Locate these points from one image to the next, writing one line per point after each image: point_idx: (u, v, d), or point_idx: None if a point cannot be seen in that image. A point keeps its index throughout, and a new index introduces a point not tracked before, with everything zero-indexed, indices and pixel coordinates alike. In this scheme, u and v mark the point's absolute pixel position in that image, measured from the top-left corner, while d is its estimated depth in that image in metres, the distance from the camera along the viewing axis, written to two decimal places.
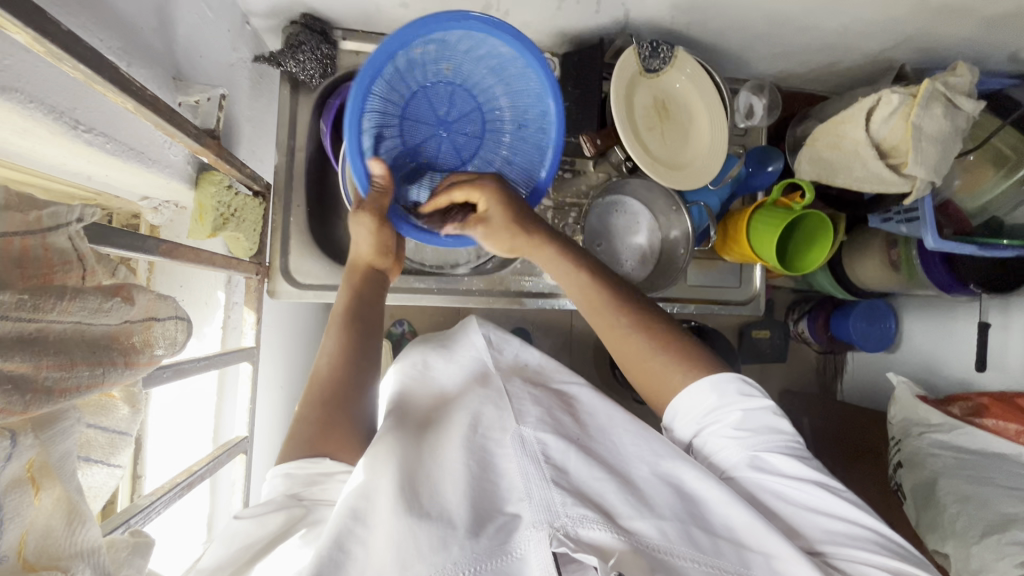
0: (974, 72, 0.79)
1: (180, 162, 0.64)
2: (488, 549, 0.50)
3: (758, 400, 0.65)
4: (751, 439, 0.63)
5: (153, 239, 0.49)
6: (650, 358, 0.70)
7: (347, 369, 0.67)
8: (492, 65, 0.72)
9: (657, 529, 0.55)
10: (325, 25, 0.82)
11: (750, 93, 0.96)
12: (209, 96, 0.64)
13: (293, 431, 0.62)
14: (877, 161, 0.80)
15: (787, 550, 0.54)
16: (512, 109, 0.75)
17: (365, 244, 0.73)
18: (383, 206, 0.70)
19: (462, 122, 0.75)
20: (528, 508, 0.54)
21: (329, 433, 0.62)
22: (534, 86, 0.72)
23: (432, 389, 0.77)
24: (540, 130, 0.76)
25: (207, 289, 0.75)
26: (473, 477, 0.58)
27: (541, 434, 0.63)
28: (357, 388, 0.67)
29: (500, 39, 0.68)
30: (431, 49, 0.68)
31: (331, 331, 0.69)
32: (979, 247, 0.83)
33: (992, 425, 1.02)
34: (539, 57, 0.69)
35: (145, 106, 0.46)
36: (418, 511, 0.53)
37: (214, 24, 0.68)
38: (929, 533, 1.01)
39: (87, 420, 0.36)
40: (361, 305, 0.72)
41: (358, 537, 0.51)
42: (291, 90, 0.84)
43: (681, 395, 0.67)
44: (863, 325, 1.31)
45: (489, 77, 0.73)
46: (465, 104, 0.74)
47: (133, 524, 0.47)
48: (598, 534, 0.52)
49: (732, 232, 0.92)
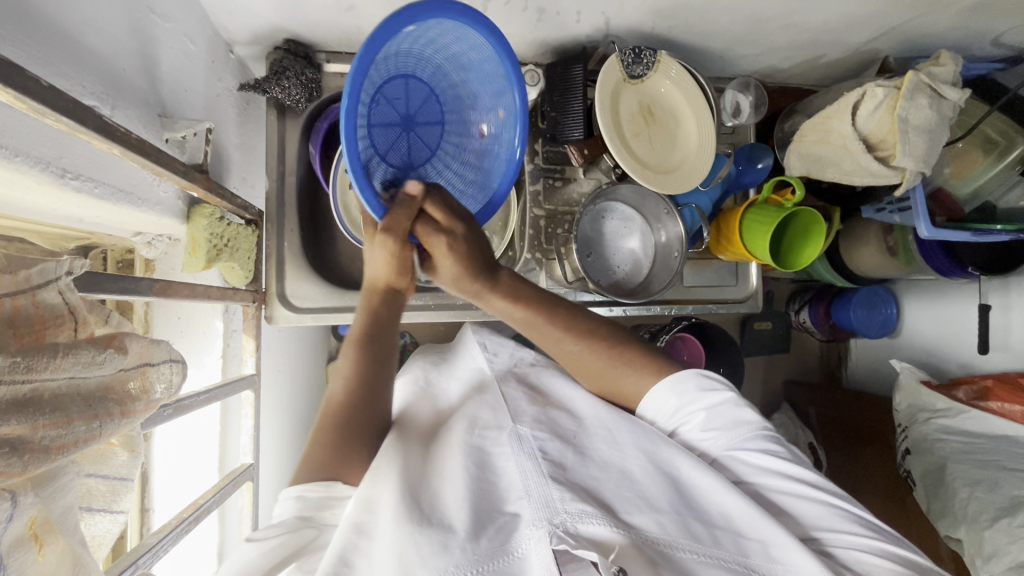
0: (956, 61, 0.79)
1: (170, 199, 0.64)
2: (489, 550, 0.50)
3: (719, 396, 0.65)
4: (721, 437, 0.63)
5: (146, 279, 0.49)
6: (603, 368, 0.72)
7: (366, 395, 0.67)
8: (459, 59, 0.69)
9: (655, 522, 0.55)
10: (308, 49, 0.82)
11: (735, 91, 0.96)
12: (195, 131, 0.64)
13: (304, 461, 0.63)
14: (866, 154, 0.80)
15: (784, 538, 0.54)
16: (480, 95, 0.73)
17: (382, 266, 0.69)
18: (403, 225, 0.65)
19: (424, 117, 0.70)
20: (527, 507, 0.54)
21: (342, 458, 0.63)
22: (491, 61, 0.70)
23: (433, 404, 0.78)
24: (502, 91, 0.72)
25: (204, 319, 0.76)
26: (471, 477, 0.59)
27: (539, 434, 0.65)
28: (377, 408, 0.68)
29: (466, 23, 0.65)
30: (403, 37, 0.62)
31: (346, 352, 0.69)
32: (972, 234, 0.83)
33: (997, 408, 1.02)
34: (494, 29, 0.66)
35: (131, 149, 0.46)
36: (419, 517, 0.53)
37: (197, 56, 0.69)
38: (940, 520, 1.01)
39: (87, 470, 0.37)
40: (378, 325, 0.70)
41: (362, 550, 0.52)
42: (277, 115, 0.85)
43: (646, 397, 0.69)
44: (865, 312, 1.32)
45: (444, 63, 0.69)
46: (424, 97, 0.70)
47: (142, 565, 0.48)
48: (598, 529, 0.52)
49: (727, 231, 0.92)
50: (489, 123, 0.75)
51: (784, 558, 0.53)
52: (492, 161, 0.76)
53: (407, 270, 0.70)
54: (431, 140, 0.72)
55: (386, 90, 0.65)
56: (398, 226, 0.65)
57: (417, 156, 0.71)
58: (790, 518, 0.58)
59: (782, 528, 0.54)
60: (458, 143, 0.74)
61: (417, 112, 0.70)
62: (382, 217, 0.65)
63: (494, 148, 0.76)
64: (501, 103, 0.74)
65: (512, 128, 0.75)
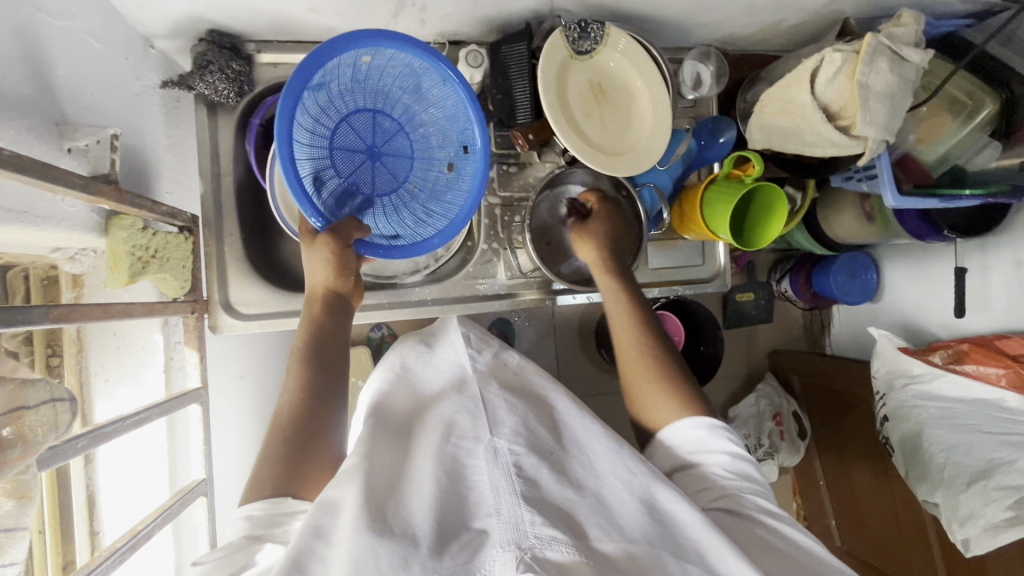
0: (918, 20, 0.74)
1: (81, 212, 0.60)
2: (452, 567, 0.48)
3: (742, 449, 0.70)
4: (738, 481, 0.67)
5: (41, 306, 0.46)
6: (647, 381, 0.76)
7: (314, 406, 0.66)
8: (423, 96, 0.75)
9: (623, 549, 0.54)
10: (234, 39, 0.77)
11: (695, 62, 0.91)
12: (99, 138, 0.59)
13: (255, 473, 0.62)
14: (826, 125, 0.76)
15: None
16: (443, 127, 0.76)
17: (320, 271, 0.70)
18: (341, 233, 0.69)
19: (390, 148, 0.76)
20: (495, 525, 0.52)
21: (293, 474, 0.61)
22: (451, 95, 0.74)
23: (412, 394, 0.77)
24: (464, 129, 0.75)
25: (142, 334, 0.73)
26: (440, 488, 0.57)
27: (515, 447, 0.62)
28: (326, 428, 0.66)
29: (417, 55, 0.69)
30: (355, 66, 0.69)
31: (291, 366, 0.68)
32: (940, 200, 0.80)
33: (973, 371, 0.98)
34: (435, 52, 0.69)
35: (3, 166, 0.42)
36: (380, 526, 0.51)
37: (104, 55, 0.64)
38: (918, 485, 1.03)
39: None
40: (325, 339, 0.70)
41: (319, 555, 0.50)
42: (208, 113, 0.80)
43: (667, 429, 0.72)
44: (845, 278, 1.30)
45: (409, 100, 0.75)
46: (390, 129, 0.76)
47: None
48: (564, 554, 0.50)
49: (690, 209, 0.89)
50: (453, 158, 0.77)
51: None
52: (456, 190, 0.77)
53: (349, 271, 0.71)
54: (398, 170, 0.77)
55: (351, 120, 0.73)
56: (344, 229, 0.70)
57: (382, 184, 0.77)
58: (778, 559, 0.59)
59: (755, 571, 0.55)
60: (425, 173, 0.78)
61: (383, 144, 0.76)
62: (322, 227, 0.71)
63: (459, 179, 0.77)
64: (461, 133, 0.76)
65: (473, 158, 0.76)
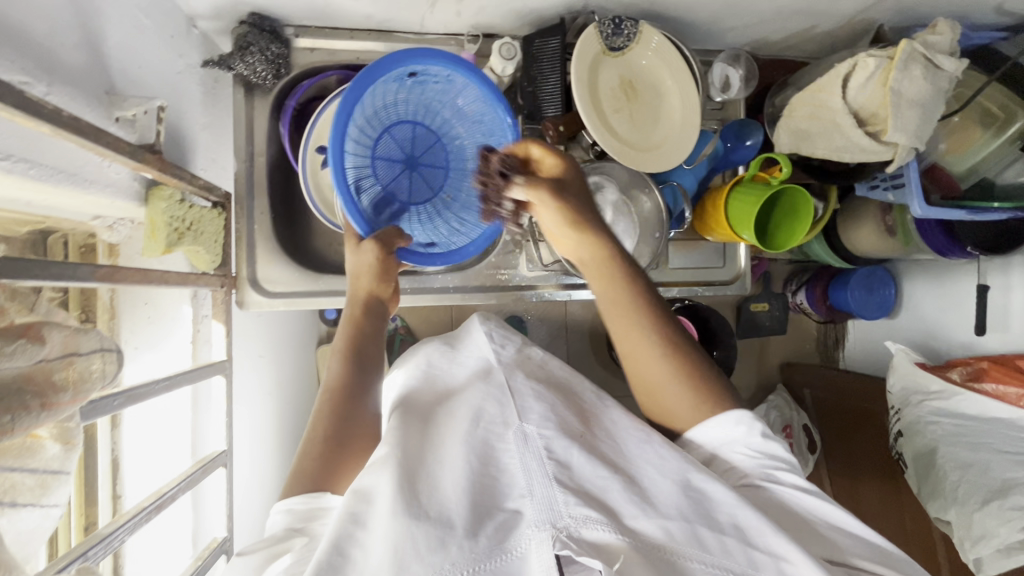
0: (955, 29, 0.74)
1: (124, 180, 0.62)
2: (486, 549, 0.49)
3: (775, 442, 0.65)
4: (765, 460, 0.63)
5: (87, 265, 0.47)
6: (656, 365, 0.69)
7: (347, 402, 0.67)
8: (461, 112, 0.80)
9: (661, 529, 0.54)
10: (274, 23, 0.78)
11: (724, 65, 0.92)
12: (146, 110, 0.61)
13: (297, 467, 0.62)
14: (856, 129, 0.77)
15: (799, 558, 0.53)
16: (478, 141, 0.81)
17: (364, 275, 0.73)
18: (387, 241, 0.74)
19: (428, 160, 0.81)
20: (529, 506, 0.53)
21: (334, 470, 0.62)
22: (489, 111, 0.78)
23: (439, 390, 0.75)
24: (499, 143, 0.79)
25: (172, 304, 0.74)
26: (473, 472, 0.57)
27: (545, 431, 0.61)
28: (361, 421, 0.67)
29: (460, 74, 0.75)
30: (402, 82, 0.75)
31: (332, 362, 0.71)
32: (967, 212, 0.80)
33: (992, 390, 0.98)
34: (477, 72, 0.74)
35: (62, 128, 0.44)
36: (416, 509, 0.52)
37: (151, 31, 0.66)
38: (931, 502, 1.00)
39: (11, 465, 0.35)
40: (362, 338, 0.72)
41: (357, 540, 0.51)
42: (245, 93, 0.82)
43: (692, 427, 0.67)
44: (862, 293, 1.29)
45: (449, 116, 0.80)
46: (429, 142, 0.80)
47: (89, 558, 0.48)
48: (602, 534, 0.51)
49: (712, 211, 0.89)
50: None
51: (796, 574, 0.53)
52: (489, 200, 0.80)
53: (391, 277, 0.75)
54: (432, 180, 0.81)
55: (393, 131, 0.77)
56: (387, 237, 0.75)
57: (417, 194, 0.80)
58: (824, 546, 0.58)
59: (798, 547, 0.54)
60: (459, 184, 0.82)
61: (422, 157, 0.80)
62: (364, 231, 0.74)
63: None
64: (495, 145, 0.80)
65: None
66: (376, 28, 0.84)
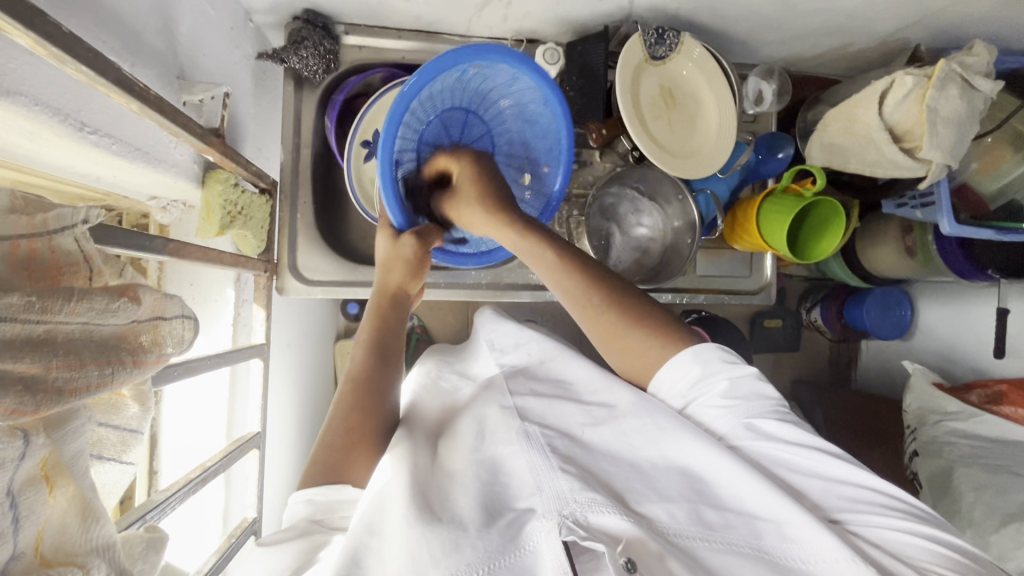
0: (991, 52, 0.76)
1: (186, 162, 0.64)
2: (501, 546, 0.50)
3: (740, 366, 0.64)
4: (740, 407, 0.62)
5: (160, 238, 0.49)
6: (622, 332, 0.68)
7: (370, 401, 0.68)
8: (515, 102, 0.75)
9: (667, 512, 0.56)
10: (327, 20, 0.81)
11: (758, 79, 0.94)
12: (213, 95, 0.64)
13: (313, 459, 0.63)
14: (891, 145, 0.78)
15: (793, 513, 0.53)
16: (526, 133, 0.78)
17: (396, 270, 0.73)
18: (425, 237, 0.74)
19: (475, 146, 0.77)
20: (539, 501, 0.54)
21: (348, 459, 0.63)
22: (543, 111, 0.75)
23: (445, 400, 0.77)
24: (550, 148, 0.79)
25: (216, 287, 0.76)
26: (482, 482, 0.59)
27: (547, 430, 0.64)
28: (382, 419, 0.68)
29: (525, 73, 0.69)
30: (467, 72, 0.67)
31: (355, 354, 0.71)
32: (995, 232, 0.81)
33: (1009, 412, 1.00)
34: (554, 88, 0.71)
35: (149, 106, 0.46)
36: (429, 515, 0.54)
37: (216, 21, 0.69)
38: (945, 522, 0.99)
39: (98, 418, 0.38)
40: (387, 332, 0.73)
41: (374, 549, 0.51)
42: (294, 86, 0.84)
43: (660, 371, 0.66)
44: (878, 313, 1.29)
45: (502, 105, 0.75)
46: (475, 126, 0.76)
47: (150, 519, 0.48)
48: (608, 518, 0.52)
49: (743, 221, 0.90)
50: (532, 169, 0.81)
51: (798, 538, 0.53)
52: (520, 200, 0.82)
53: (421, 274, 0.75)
54: None
55: (444, 117, 0.72)
56: (428, 233, 0.75)
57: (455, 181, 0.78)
58: (809, 500, 0.58)
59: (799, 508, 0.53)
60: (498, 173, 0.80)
61: (466, 143, 0.76)
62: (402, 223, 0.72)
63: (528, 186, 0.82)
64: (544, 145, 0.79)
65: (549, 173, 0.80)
66: (423, 29, 0.86)
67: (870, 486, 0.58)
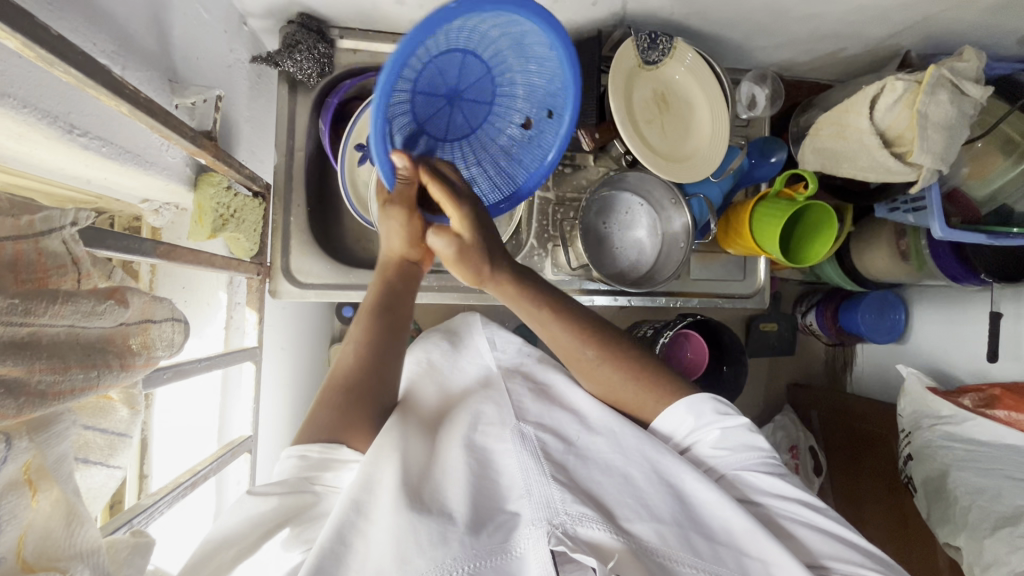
0: (981, 57, 0.77)
1: (178, 165, 0.64)
2: (489, 546, 0.50)
3: (734, 417, 0.66)
4: (730, 457, 0.64)
5: (150, 241, 0.49)
6: (623, 382, 0.70)
7: (372, 368, 0.65)
8: (511, 34, 0.61)
9: (656, 532, 0.56)
10: (322, 24, 0.81)
11: (752, 84, 0.94)
12: (205, 98, 0.64)
13: (311, 415, 0.61)
14: (883, 150, 0.79)
15: (786, 559, 0.54)
16: (532, 84, 0.67)
17: (395, 237, 0.70)
18: (410, 197, 0.66)
19: (472, 91, 0.65)
20: (527, 506, 0.54)
21: (348, 423, 0.61)
22: (546, 57, 0.65)
23: (441, 385, 0.76)
24: (556, 94, 0.68)
25: (209, 290, 0.76)
26: (473, 475, 0.59)
27: (541, 433, 0.64)
28: (382, 385, 0.65)
29: (530, 22, 0.60)
30: (456, 24, 0.57)
31: (358, 321, 0.68)
32: (987, 237, 0.81)
33: (1003, 416, 0.99)
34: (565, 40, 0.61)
35: (140, 109, 0.46)
36: (418, 506, 0.54)
37: (210, 25, 0.69)
38: (940, 527, 0.99)
39: (84, 422, 0.37)
40: (393, 298, 0.69)
41: (359, 528, 0.52)
42: (289, 89, 0.84)
43: (659, 417, 0.68)
44: (873, 318, 1.30)
45: (503, 46, 0.62)
46: (473, 69, 0.63)
47: (137, 524, 0.47)
48: (597, 533, 0.52)
49: (736, 224, 0.90)
50: (534, 116, 0.70)
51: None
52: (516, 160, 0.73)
53: (420, 242, 0.71)
54: (472, 116, 0.67)
55: (438, 63, 0.60)
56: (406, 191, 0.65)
57: (447, 132, 0.67)
58: (793, 543, 0.59)
59: (786, 551, 0.55)
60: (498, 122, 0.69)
61: (464, 88, 0.64)
62: (392, 186, 0.65)
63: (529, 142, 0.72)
64: (549, 95, 0.68)
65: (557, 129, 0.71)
66: None
67: (856, 542, 0.59)
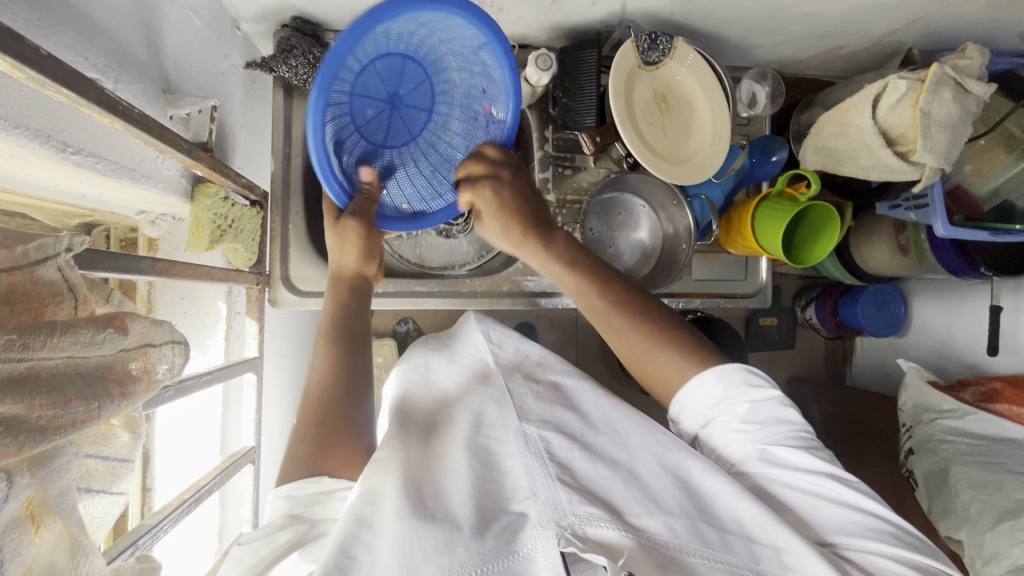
0: (984, 54, 0.76)
1: (174, 177, 0.63)
2: (495, 549, 0.49)
3: (765, 390, 0.63)
4: (758, 432, 0.62)
5: (148, 258, 0.48)
6: (646, 352, 0.69)
7: (340, 386, 0.67)
8: (458, 52, 0.71)
9: (665, 526, 0.55)
10: (316, 27, 0.79)
11: (752, 82, 0.93)
12: (200, 108, 0.63)
13: (291, 453, 0.63)
14: (885, 149, 0.78)
15: (795, 543, 0.54)
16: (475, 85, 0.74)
17: (344, 252, 0.73)
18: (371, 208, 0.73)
19: (414, 97, 0.75)
20: (534, 507, 0.53)
21: (328, 451, 0.62)
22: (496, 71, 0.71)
23: (432, 393, 0.76)
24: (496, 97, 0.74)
25: (208, 300, 0.75)
26: (477, 476, 0.58)
27: (545, 432, 0.62)
28: (351, 404, 0.67)
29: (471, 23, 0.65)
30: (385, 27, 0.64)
31: (319, 345, 0.70)
32: (990, 233, 0.81)
33: (1005, 411, 1.00)
34: (495, 29, 0.65)
35: (134, 125, 0.45)
36: (423, 513, 0.53)
37: (203, 32, 0.67)
38: (942, 521, 0.99)
39: (86, 451, 0.37)
40: (347, 315, 0.72)
41: (365, 542, 0.51)
42: (284, 95, 0.83)
43: (686, 388, 0.66)
44: (873, 310, 1.29)
45: (448, 56, 0.72)
46: (416, 76, 0.73)
47: (141, 546, 0.47)
48: (606, 532, 0.51)
49: (738, 224, 0.90)
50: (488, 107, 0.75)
51: (795, 565, 0.53)
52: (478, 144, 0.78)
53: (371, 254, 0.74)
54: (414, 124, 0.76)
55: (383, 65, 0.70)
56: (362, 209, 0.73)
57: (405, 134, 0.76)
58: (805, 522, 0.59)
59: (796, 535, 0.54)
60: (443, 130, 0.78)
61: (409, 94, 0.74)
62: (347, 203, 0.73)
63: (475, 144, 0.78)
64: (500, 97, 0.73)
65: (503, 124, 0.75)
66: None
67: (877, 513, 0.59)
